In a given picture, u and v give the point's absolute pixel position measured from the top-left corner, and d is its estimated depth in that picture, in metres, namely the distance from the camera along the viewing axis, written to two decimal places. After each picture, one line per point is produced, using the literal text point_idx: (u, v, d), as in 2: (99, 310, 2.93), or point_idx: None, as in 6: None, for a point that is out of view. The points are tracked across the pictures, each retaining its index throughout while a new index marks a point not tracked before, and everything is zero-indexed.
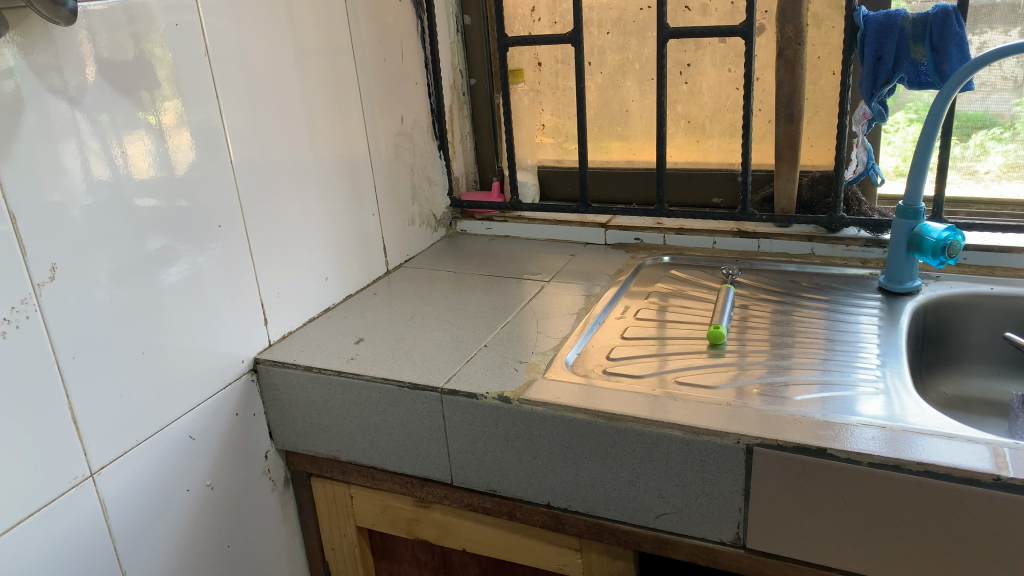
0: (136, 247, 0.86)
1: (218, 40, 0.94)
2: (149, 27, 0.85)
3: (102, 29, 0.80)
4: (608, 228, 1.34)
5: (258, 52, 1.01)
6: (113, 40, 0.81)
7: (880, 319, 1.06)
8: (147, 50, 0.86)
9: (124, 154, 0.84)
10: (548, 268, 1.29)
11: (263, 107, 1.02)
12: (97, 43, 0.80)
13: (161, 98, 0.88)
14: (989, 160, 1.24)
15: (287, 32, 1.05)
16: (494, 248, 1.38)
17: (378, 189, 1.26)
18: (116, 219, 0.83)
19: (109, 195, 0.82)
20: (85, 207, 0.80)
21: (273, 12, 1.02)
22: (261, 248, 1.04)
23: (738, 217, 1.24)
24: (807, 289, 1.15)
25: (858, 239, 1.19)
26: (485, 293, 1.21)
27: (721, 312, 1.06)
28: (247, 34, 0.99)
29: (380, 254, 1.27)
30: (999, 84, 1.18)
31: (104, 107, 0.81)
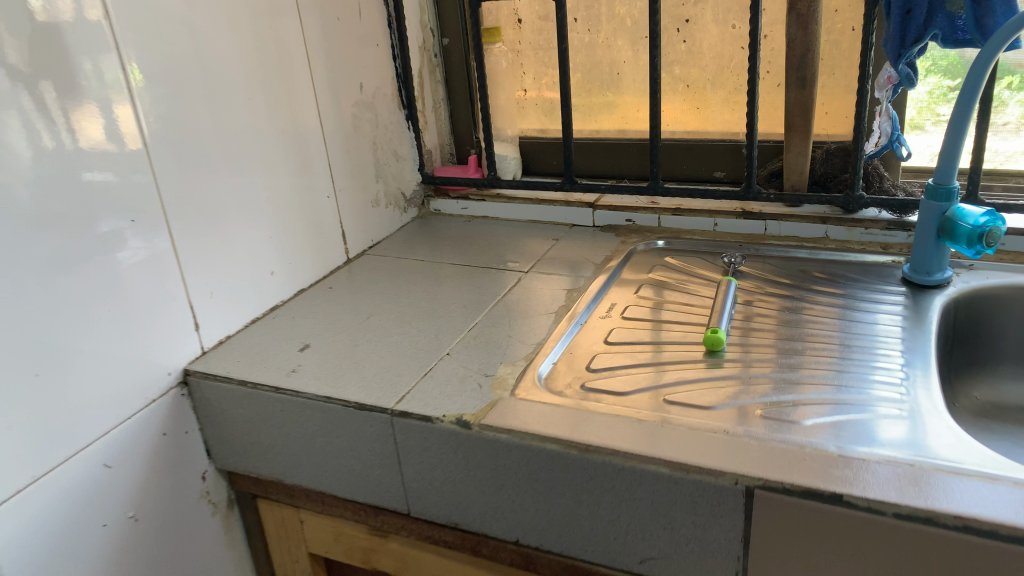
0: (84, 229, 0.76)
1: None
2: None
3: None
4: (596, 208, 1.20)
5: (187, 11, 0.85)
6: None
7: (904, 318, 0.92)
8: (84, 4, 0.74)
9: (71, 126, 0.74)
10: (529, 254, 1.15)
11: (195, 77, 0.87)
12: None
13: (69, 66, 0.73)
14: (1007, 112, 1.08)
15: None
16: (469, 231, 1.24)
17: (335, 168, 1.11)
18: (14, 216, 0.69)
19: (56, 172, 0.73)
20: (25, 185, 0.70)
21: None
22: (193, 242, 0.90)
23: (742, 196, 1.09)
24: (818, 281, 1.01)
25: (879, 222, 1.04)
26: (455, 285, 1.07)
27: (719, 312, 0.92)
28: None
29: (339, 242, 1.13)
30: None
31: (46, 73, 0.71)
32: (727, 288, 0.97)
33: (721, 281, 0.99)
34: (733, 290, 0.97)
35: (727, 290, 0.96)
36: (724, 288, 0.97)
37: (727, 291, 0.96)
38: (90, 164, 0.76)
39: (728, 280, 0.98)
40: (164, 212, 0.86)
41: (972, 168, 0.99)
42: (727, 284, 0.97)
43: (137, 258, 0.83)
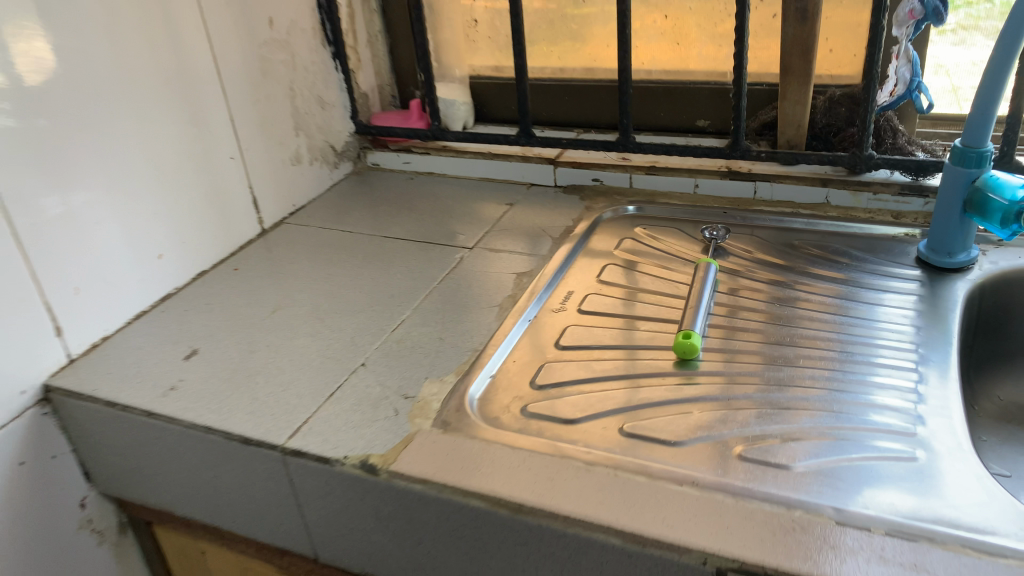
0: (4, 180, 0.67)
1: None
2: None
3: None
4: (557, 165, 1.01)
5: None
6: None
7: (916, 314, 0.76)
8: None
9: None
10: (477, 223, 0.98)
11: (37, 4, 0.68)
12: None
13: None
14: None
15: None
16: (411, 192, 1.06)
17: (239, 123, 0.93)
18: None
19: None
20: None
21: None
22: (49, 228, 0.72)
23: (727, 155, 0.91)
24: (815, 263, 0.85)
25: (891, 186, 0.87)
26: (384, 264, 0.90)
27: (692, 309, 0.75)
28: None
29: (250, 211, 0.96)
30: None
31: None
32: (705, 277, 0.81)
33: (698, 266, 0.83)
34: (711, 278, 0.82)
35: (704, 279, 0.81)
36: (704, 275, 0.81)
37: (706, 281, 0.80)
38: None
39: (706, 265, 0.82)
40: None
41: (1008, 123, 0.81)
42: (706, 270, 0.81)
43: None
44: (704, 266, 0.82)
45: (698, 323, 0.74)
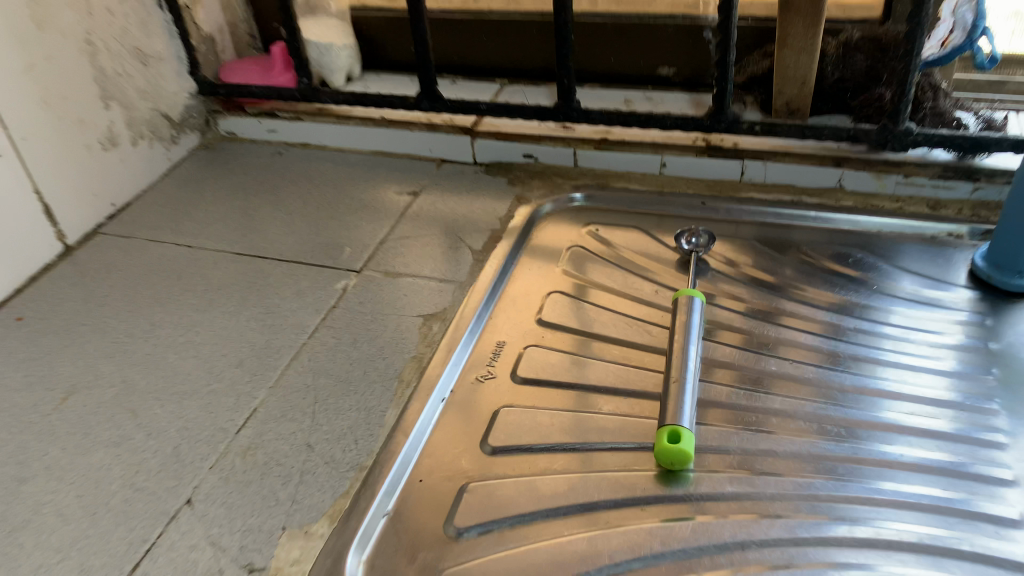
0: None
1: None
2: None
3: None
4: (476, 136, 0.75)
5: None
6: None
7: (945, 375, 0.55)
8: None
9: None
10: (369, 225, 0.71)
11: None
12: None
13: None
14: None
15: None
16: (278, 175, 0.78)
17: (11, 98, 0.62)
18: None
19: None
20: None
21: None
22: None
23: (707, 128, 0.66)
24: (832, 285, 0.62)
25: (929, 167, 0.64)
26: (231, 303, 0.63)
27: (676, 391, 0.51)
28: None
29: (40, 224, 0.67)
30: None
31: None
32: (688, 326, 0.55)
33: (677, 301, 0.57)
34: (699, 324, 0.56)
35: (686, 330, 0.55)
36: (690, 322, 0.55)
37: (692, 332, 0.55)
38: None
39: (690, 301, 0.57)
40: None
41: None
42: (690, 310, 0.56)
43: None
44: (687, 303, 0.57)
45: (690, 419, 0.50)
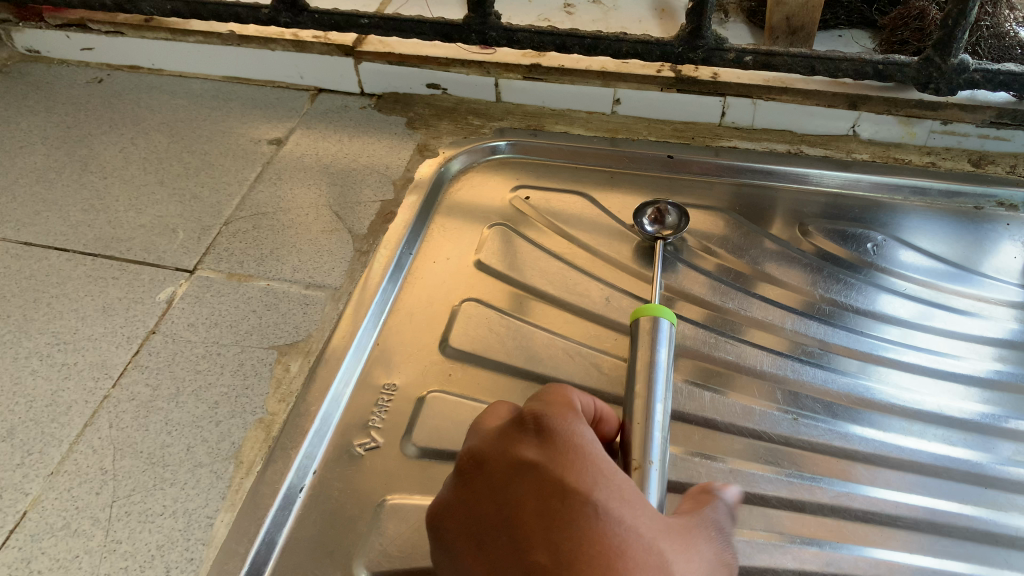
0: None
1: None
2: None
3: None
4: (360, 60, 0.55)
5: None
6: None
7: (968, 426, 0.40)
8: None
9: None
10: (212, 190, 0.51)
11: None
12: None
13: None
14: None
15: None
16: (93, 114, 0.57)
17: None
18: None
19: None
20: None
21: None
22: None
23: (678, 56, 0.47)
24: (844, 286, 0.45)
25: (976, 111, 0.47)
26: (6, 328, 0.44)
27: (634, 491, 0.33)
28: None
29: None
30: None
31: None
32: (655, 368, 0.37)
33: (637, 324, 0.39)
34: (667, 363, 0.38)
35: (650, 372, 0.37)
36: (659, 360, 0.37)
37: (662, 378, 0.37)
38: None
39: (658, 325, 0.39)
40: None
41: None
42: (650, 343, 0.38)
43: None
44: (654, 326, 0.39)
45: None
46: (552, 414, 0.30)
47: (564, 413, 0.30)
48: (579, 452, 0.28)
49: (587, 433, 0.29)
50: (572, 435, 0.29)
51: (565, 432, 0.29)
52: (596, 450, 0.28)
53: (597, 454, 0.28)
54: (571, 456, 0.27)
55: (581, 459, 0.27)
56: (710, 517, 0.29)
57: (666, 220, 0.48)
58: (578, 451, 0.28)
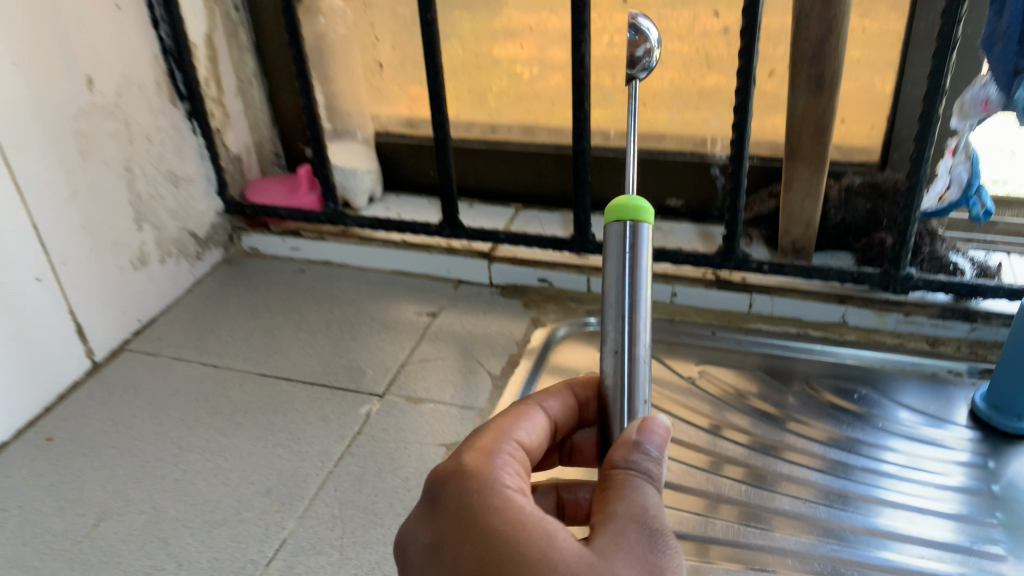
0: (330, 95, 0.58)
1: None
2: None
3: None
4: (490, 260, 0.79)
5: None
6: None
7: (923, 510, 0.57)
8: None
9: None
10: (391, 348, 0.73)
11: None
12: None
13: None
14: None
15: None
16: (300, 293, 0.81)
17: (48, 230, 0.66)
18: None
19: None
20: None
21: None
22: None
23: (717, 265, 0.70)
24: (838, 421, 0.65)
25: (928, 307, 0.68)
26: (258, 428, 0.65)
27: (614, 398, 0.38)
28: None
29: (71, 345, 0.69)
30: None
31: None
32: (629, 288, 0.36)
33: (610, 228, 0.36)
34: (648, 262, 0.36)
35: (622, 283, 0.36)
36: (640, 271, 0.36)
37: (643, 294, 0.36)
38: None
39: (631, 232, 0.35)
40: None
41: None
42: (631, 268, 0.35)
43: None
44: (634, 234, 0.35)
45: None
46: (455, 470, 0.35)
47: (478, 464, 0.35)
48: (477, 517, 0.33)
49: (490, 487, 0.34)
50: (480, 496, 0.33)
51: (464, 501, 0.33)
52: (501, 509, 0.33)
53: (502, 517, 0.32)
54: (470, 528, 0.33)
55: (476, 530, 0.32)
56: (636, 509, 0.33)
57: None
58: (484, 516, 0.33)
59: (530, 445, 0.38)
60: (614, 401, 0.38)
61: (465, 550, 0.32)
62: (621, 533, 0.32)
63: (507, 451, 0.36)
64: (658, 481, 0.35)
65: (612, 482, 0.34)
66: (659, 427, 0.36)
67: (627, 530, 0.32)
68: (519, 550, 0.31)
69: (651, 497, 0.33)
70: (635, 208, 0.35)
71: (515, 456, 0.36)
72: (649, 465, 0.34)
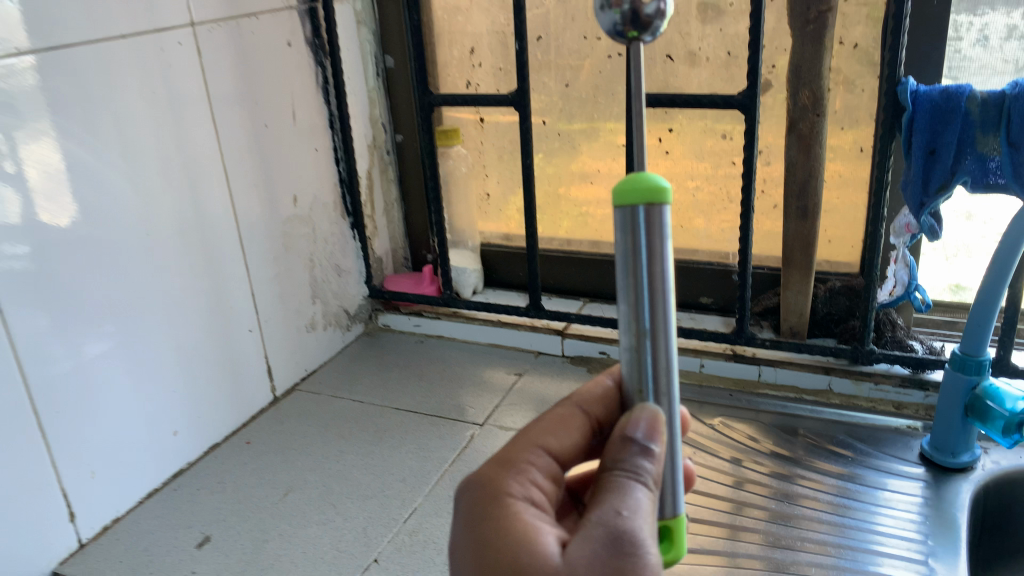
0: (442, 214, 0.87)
1: (62, 111, 0.70)
2: (158, 63, 0.79)
3: (132, 91, 0.77)
4: (564, 335, 1.05)
5: (96, 88, 0.73)
6: (134, 98, 0.77)
7: (878, 510, 0.77)
8: (167, 97, 0.81)
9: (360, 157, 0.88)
10: (488, 396, 0.99)
11: (95, 192, 0.74)
12: (132, 94, 0.77)
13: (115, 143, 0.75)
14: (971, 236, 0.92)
15: (140, 91, 0.78)
16: (421, 358, 1.09)
17: (259, 295, 0.95)
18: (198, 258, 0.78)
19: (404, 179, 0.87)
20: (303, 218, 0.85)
21: (121, 80, 0.75)
22: (63, 398, 0.73)
23: (732, 340, 0.96)
24: (822, 455, 0.86)
25: (892, 377, 0.92)
26: (394, 442, 0.90)
27: (640, 368, 0.44)
28: (95, 104, 0.73)
29: (264, 380, 0.98)
30: (999, 65, 0.84)
31: (94, 171, 0.74)
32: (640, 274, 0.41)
33: (618, 213, 0.40)
34: (662, 240, 0.40)
35: (640, 262, 0.40)
36: (658, 249, 0.40)
37: (662, 272, 0.41)
38: (163, 230, 0.82)
39: (639, 214, 0.39)
40: (18, 362, 0.68)
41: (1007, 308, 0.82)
42: (638, 247, 0.40)
43: (14, 452, 0.69)
44: (650, 212, 0.39)
45: (667, 408, 0.44)
46: (482, 478, 0.47)
47: (492, 475, 0.47)
48: (484, 512, 0.44)
49: (499, 491, 0.45)
50: (490, 499, 0.45)
51: (480, 501, 0.45)
52: (505, 511, 0.44)
53: (504, 517, 0.44)
54: (481, 522, 0.44)
55: (483, 522, 0.44)
56: (611, 508, 0.42)
57: (644, 11, 0.41)
58: (489, 513, 0.44)
59: (555, 447, 0.49)
60: (638, 365, 0.44)
61: (468, 544, 0.43)
62: (591, 531, 0.41)
63: (525, 462, 0.47)
64: (646, 476, 0.43)
65: (605, 482, 0.43)
66: (650, 421, 0.44)
67: (596, 524, 0.41)
68: (505, 542, 0.42)
69: (629, 495, 0.42)
70: (649, 187, 0.39)
71: (530, 465, 0.47)
72: (635, 467, 0.43)
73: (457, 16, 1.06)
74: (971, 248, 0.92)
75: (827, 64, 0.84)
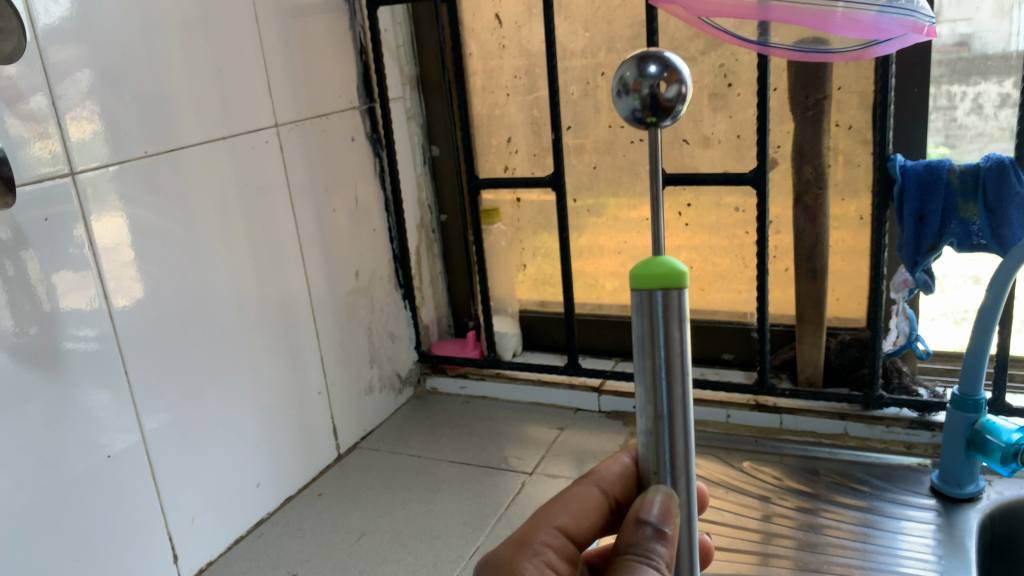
0: None
1: (168, 205, 0.83)
2: (246, 156, 0.93)
3: (224, 177, 0.90)
4: (600, 392, 1.15)
5: (197, 177, 0.86)
6: (225, 186, 0.90)
7: (897, 537, 0.86)
8: (251, 186, 0.94)
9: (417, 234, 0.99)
10: (533, 448, 1.08)
11: (196, 270, 0.86)
12: (224, 179, 0.90)
13: (210, 224, 0.88)
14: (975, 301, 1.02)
15: (230, 182, 0.91)
16: (469, 417, 1.19)
17: (326, 359, 1.06)
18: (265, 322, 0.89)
19: None
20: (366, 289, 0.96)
21: (216, 174, 0.89)
22: (171, 452, 0.84)
23: (755, 390, 1.06)
24: (842, 491, 0.95)
25: (902, 419, 1.02)
26: (452, 490, 1.00)
27: (658, 450, 0.45)
28: (194, 197, 0.86)
29: (330, 438, 1.08)
30: (996, 134, 0.96)
31: (194, 250, 0.86)
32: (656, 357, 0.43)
33: (637, 294, 0.42)
34: (674, 324, 0.42)
35: (657, 346, 0.42)
36: (674, 334, 0.42)
37: (678, 357, 0.43)
38: (249, 301, 0.94)
39: (660, 297, 0.41)
40: (134, 403, 0.80)
41: (1000, 353, 0.92)
42: (656, 329, 0.42)
43: (131, 497, 0.79)
44: (667, 296, 0.41)
45: (683, 490, 0.46)
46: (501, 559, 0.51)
47: (512, 556, 0.51)
48: None
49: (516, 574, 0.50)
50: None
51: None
52: None
53: None
54: None
55: None
56: None
57: (663, 97, 0.42)
58: None
59: (571, 527, 0.53)
60: (655, 448, 0.45)
61: None
62: None
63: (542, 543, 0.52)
64: (657, 559, 0.47)
65: (621, 564, 0.47)
66: (663, 507, 0.46)
67: None
68: None
69: None
70: (665, 271, 0.41)
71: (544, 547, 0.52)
72: (649, 552, 0.47)
73: (495, 109, 1.20)
74: (967, 302, 1.02)
75: (826, 145, 0.96)
